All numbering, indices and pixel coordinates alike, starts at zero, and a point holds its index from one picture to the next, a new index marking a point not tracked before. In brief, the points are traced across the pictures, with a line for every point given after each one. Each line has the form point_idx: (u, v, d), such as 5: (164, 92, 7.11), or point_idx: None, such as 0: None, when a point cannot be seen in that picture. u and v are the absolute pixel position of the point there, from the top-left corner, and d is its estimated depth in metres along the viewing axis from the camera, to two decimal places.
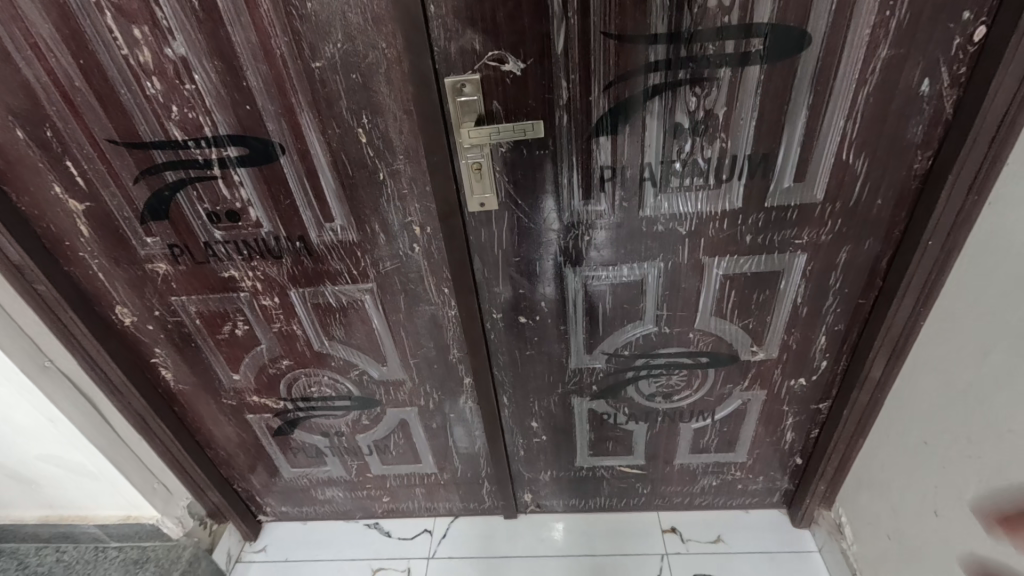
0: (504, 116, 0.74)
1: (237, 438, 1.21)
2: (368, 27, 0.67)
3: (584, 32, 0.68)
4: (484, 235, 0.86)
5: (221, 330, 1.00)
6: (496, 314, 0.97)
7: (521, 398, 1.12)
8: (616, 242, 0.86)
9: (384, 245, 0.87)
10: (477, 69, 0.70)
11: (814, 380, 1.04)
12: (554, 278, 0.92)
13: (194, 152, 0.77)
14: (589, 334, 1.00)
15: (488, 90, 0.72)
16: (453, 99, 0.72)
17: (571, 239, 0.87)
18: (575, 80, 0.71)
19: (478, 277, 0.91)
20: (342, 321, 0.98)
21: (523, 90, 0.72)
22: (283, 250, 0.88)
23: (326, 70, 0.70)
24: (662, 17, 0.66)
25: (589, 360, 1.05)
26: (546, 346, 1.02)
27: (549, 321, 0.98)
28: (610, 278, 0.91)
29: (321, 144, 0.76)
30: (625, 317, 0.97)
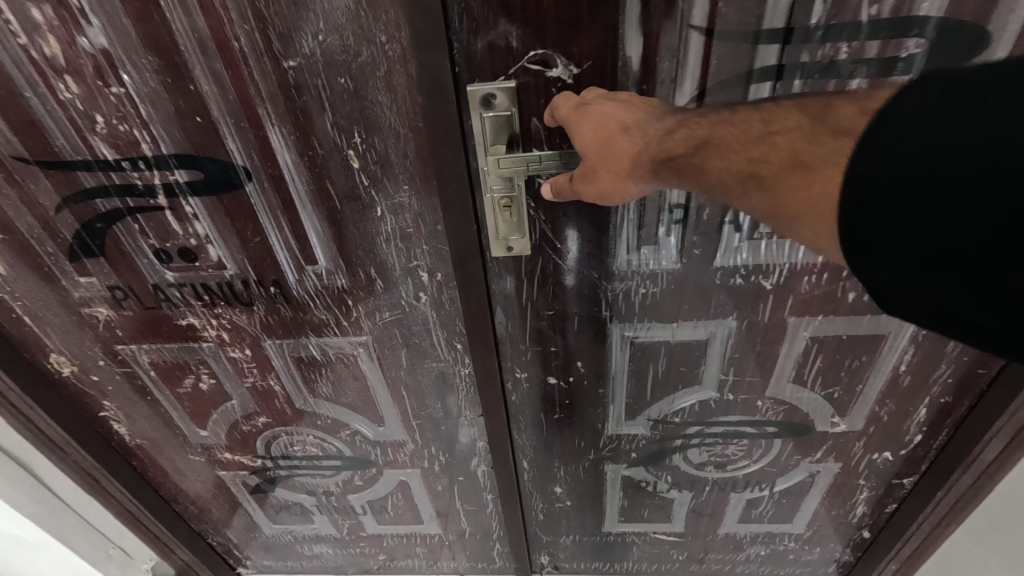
0: (545, 137, 0.56)
1: (208, 494, 1.04)
2: (360, 10, 0.47)
3: (664, 27, 0.49)
4: (509, 284, 0.67)
5: (181, 383, 0.82)
6: (519, 375, 0.78)
7: (544, 462, 0.93)
8: (679, 296, 0.68)
9: (381, 293, 0.68)
10: (513, 76, 0.51)
11: (901, 454, 0.86)
12: (596, 334, 0.73)
13: (130, 175, 0.58)
14: (631, 396, 0.82)
15: (526, 103, 0.53)
16: (477, 116, 0.53)
17: (621, 291, 0.68)
18: (648, 91, 0.53)
19: (500, 333, 0.73)
20: (329, 377, 0.79)
21: (574, 104, 0.54)
22: (254, 296, 0.69)
23: (302, 70, 0.50)
24: (781, 9, 0.48)
25: (631, 426, 0.87)
26: (579, 410, 0.84)
27: (584, 383, 0.80)
28: (667, 338, 0.73)
29: (299, 169, 0.57)
30: (679, 380, 0.79)
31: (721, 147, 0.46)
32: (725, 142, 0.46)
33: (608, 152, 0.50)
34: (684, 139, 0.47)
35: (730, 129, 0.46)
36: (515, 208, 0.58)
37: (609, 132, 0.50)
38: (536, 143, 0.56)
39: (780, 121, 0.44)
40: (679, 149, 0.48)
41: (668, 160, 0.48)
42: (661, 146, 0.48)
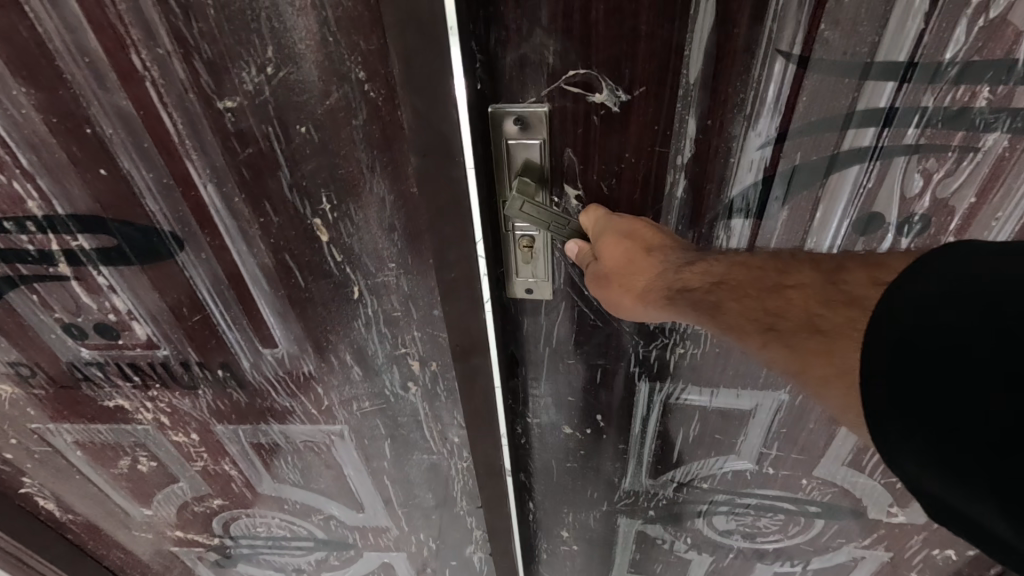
0: (580, 173, 0.44)
1: (157, 569, 0.89)
2: (329, 35, 0.32)
3: (744, 48, 0.37)
4: (522, 326, 0.55)
5: (116, 464, 0.67)
6: (525, 422, 0.65)
7: (550, 505, 0.79)
8: (723, 358, 0.56)
9: (359, 382, 0.53)
10: (543, 97, 0.40)
11: (968, 555, 0.74)
12: (620, 391, 0.61)
13: (19, 239, 0.43)
14: (655, 456, 0.69)
15: (559, 131, 0.42)
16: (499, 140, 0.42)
17: (656, 349, 0.56)
18: (722, 129, 0.40)
19: (509, 380, 0.60)
20: (297, 464, 0.65)
21: (621, 137, 0.42)
22: (198, 379, 0.54)
23: (245, 114, 0.35)
24: (909, 39, 0.36)
25: (652, 485, 0.73)
26: (592, 462, 0.71)
27: (599, 439, 0.67)
28: (703, 403, 0.61)
29: (247, 239, 0.42)
30: (712, 448, 0.67)
31: (739, 287, 0.37)
32: (738, 280, 0.37)
33: (630, 267, 0.42)
34: (701, 272, 0.39)
35: (744, 267, 0.38)
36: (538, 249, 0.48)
37: (633, 249, 0.42)
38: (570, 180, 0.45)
39: (795, 273, 0.35)
40: (694, 283, 0.39)
41: (683, 289, 0.40)
42: (676, 276, 0.40)
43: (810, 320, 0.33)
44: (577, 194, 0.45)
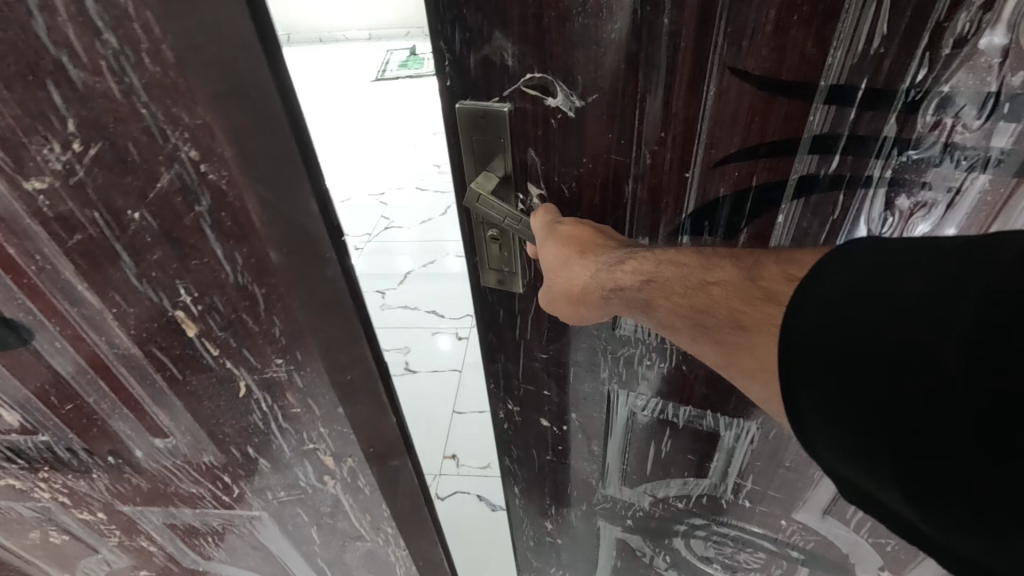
0: (543, 171, 0.51)
1: None
2: (139, 103, 0.29)
3: (695, 65, 0.41)
4: (501, 316, 0.66)
5: (27, 535, 0.60)
6: (511, 407, 0.77)
7: (534, 494, 0.91)
8: (692, 379, 0.64)
9: (271, 474, 0.48)
10: (507, 97, 0.47)
11: None
12: (596, 395, 0.71)
13: None
14: (631, 465, 0.79)
15: (522, 130, 0.49)
16: (468, 135, 0.50)
17: (625, 358, 0.65)
18: (676, 139, 0.45)
19: (494, 364, 0.73)
20: (222, 544, 0.58)
21: (578, 140, 0.48)
22: (89, 463, 0.47)
23: (61, 198, 0.30)
24: (859, 64, 0.39)
25: (630, 494, 0.83)
26: (571, 459, 0.82)
27: (577, 435, 0.78)
28: (672, 419, 0.70)
29: (98, 330, 0.36)
30: (686, 467, 0.76)
31: (664, 286, 0.43)
32: (667, 279, 0.43)
33: (566, 270, 0.49)
34: (631, 271, 0.45)
35: (672, 269, 0.43)
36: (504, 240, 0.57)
37: (573, 251, 0.49)
38: (532, 174, 0.52)
39: (717, 271, 0.41)
40: (624, 280, 0.45)
41: (616, 289, 0.46)
42: (608, 275, 0.46)
43: (734, 314, 0.39)
44: (539, 193, 0.53)
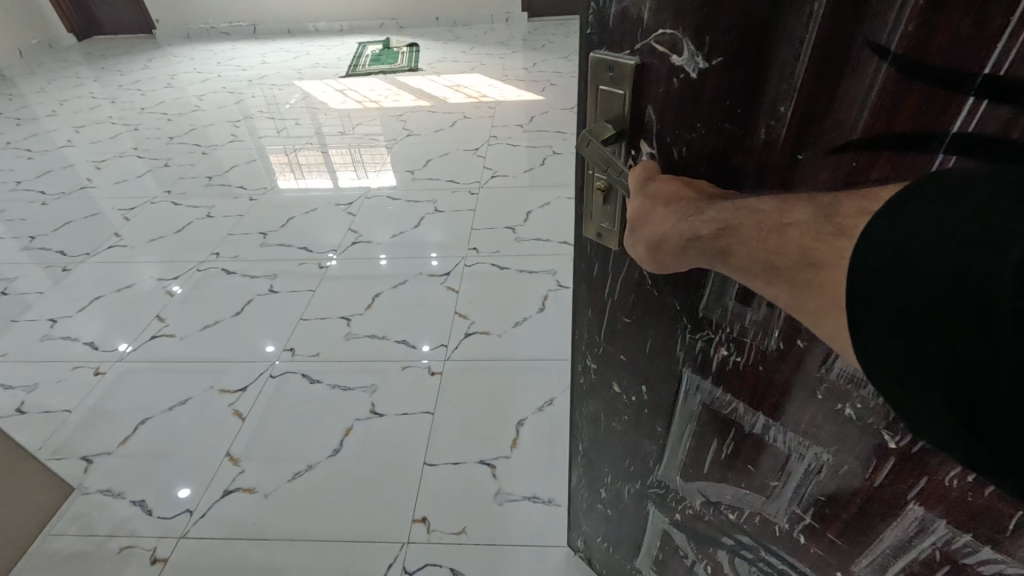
0: (656, 127, 0.58)
1: None
2: None
3: (842, 38, 0.43)
4: (596, 271, 0.81)
5: None
6: (591, 362, 0.95)
7: (595, 457, 1.10)
8: (764, 376, 0.68)
9: None
10: (637, 51, 0.55)
11: None
12: (671, 376, 0.82)
13: None
14: (689, 458, 0.89)
15: (646, 83, 0.57)
16: (597, 83, 0.60)
17: (701, 342, 0.73)
18: (789, 116, 0.48)
19: (581, 316, 0.90)
20: None
21: (697, 105, 0.54)
22: None
23: None
24: (999, 44, 0.36)
25: (682, 486, 0.94)
26: (636, 433, 0.97)
27: (645, 411, 0.91)
28: (739, 416, 0.76)
29: None
30: (742, 476, 0.81)
31: (742, 231, 0.46)
32: (741, 227, 0.46)
33: (649, 220, 0.55)
34: (711, 218, 0.49)
35: (748, 214, 0.46)
36: (606, 193, 0.67)
37: (655, 205, 0.55)
38: (646, 131, 0.59)
39: (793, 214, 0.44)
40: (703, 229, 0.49)
41: (693, 238, 0.50)
42: (688, 224, 0.51)
43: (808, 254, 0.42)
44: (650, 151, 0.60)
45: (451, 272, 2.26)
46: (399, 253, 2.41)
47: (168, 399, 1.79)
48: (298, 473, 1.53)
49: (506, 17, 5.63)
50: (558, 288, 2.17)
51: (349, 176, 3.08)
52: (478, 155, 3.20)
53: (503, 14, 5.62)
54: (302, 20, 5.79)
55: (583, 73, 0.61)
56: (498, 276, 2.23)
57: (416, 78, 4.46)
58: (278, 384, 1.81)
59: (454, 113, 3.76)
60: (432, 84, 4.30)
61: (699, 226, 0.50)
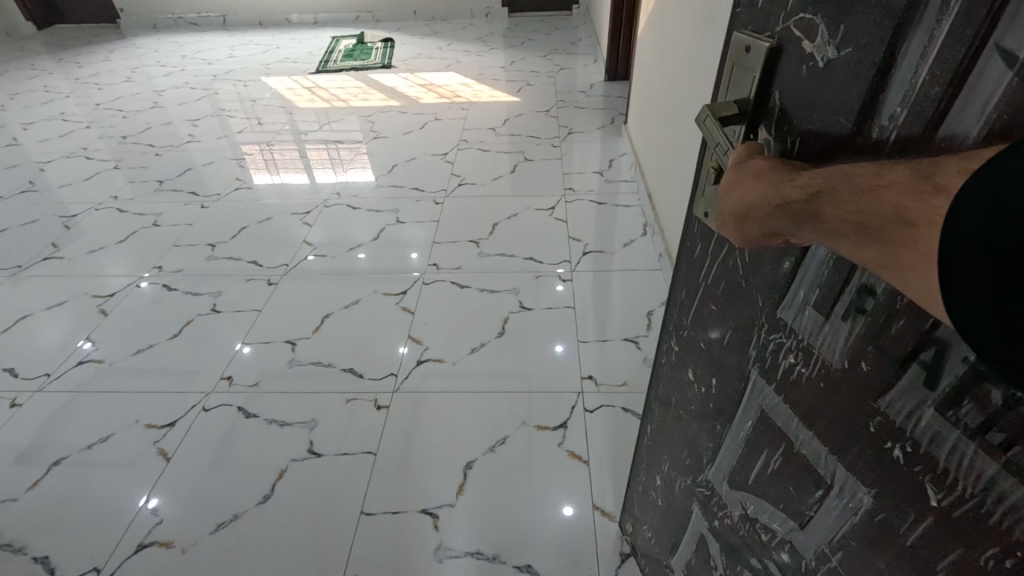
0: (779, 115, 0.50)
1: None
2: None
3: (973, 30, 0.32)
4: (698, 252, 0.74)
5: None
6: (675, 343, 0.88)
7: (659, 443, 1.03)
8: (823, 397, 0.53)
9: None
10: (777, 35, 0.49)
11: None
12: (738, 373, 0.69)
13: None
14: (738, 464, 0.74)
15: (778, 68, 0.49)
16: (738, 62, 0.54)
17: (773, 345, 0.59)
18: (900, 122, 0.37)
19: (675, 293, 0.85)
20: None
21: (818, 93, 0.44)
22: None
23: None
24: None
25: (726, 492, 0.80)
26: (698, 427, 0.85)
27: (709, 406, 0.80)
28: (788, 426, 0.60)
29: None
30: (783, 498, 0.65)
31: (833, 193, 0.34)
32: (833, 187, 0.34)
33: (736, 188, 0.45)
34: (801, 184, 0.38)
35: (839, 170, 0.35)
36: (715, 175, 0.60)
37: (746, 172, 0.45)
38: (769, 118, 0.52)
39: (887, 172, 0.32)
40: (794, 196, 0.38)
41: (782, 207, 0.39)
42: (776, 192, 0.40)
43: (898, 215, 0.30)
44: (768, 138, 0.52)
45: (407, 291, 2.16)
46: (383, 257, 2.36)
47: (87, 436, 1.68)
48: (222, 525, 1.46)
49: (486, 12, 5.49)
50: (520, 309, 2.07)
51: (327, 174, 3.00)
52: (446, 160, 3.07)
53: (483, 8, 5.48)
54: (274, 11, 5.57)
55: (730, 49, 0.56)
56: (457, 295, 2.14)
57: (388, 76, 4.30)
58: (209, 419, 1.71)
59: (424, 114, 3.62)
60: (405, 82, 4.15)
61: (794, 190, 0.38)
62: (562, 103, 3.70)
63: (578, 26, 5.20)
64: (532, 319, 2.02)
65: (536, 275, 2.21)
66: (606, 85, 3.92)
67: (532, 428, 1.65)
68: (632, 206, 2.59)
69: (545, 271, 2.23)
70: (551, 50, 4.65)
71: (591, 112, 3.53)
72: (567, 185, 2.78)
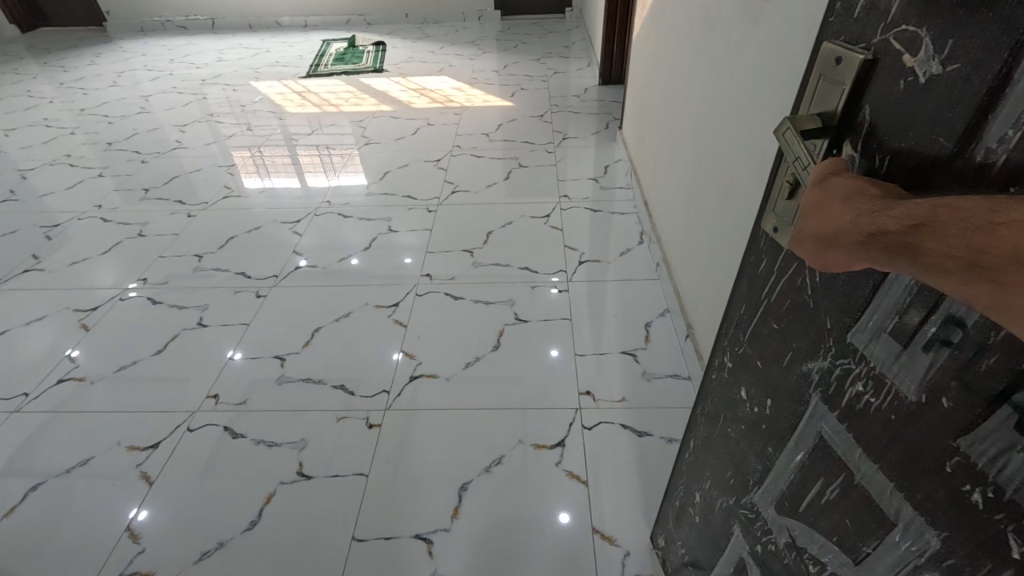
0: (868, 130, 0.47)
1: None
2: None
3: None
4: (762, 269, 0.69)
5: None
6: (729, 359, 0.83)
7: (703, 459, 0.98)
8: (894, 430, 0.48)
9: None
10: (872, 47, 0.45)
11: None
12: (798, 397, 0.64)
13: None
14: (789, 489, 0.68)
15: (869, 81, 0.46)
16: (824, 74, 0.51)
17: (839, 370, 0.55)
18: (1011, 148, 0.34)
19: (731, 309, 0.80)
20: None
21: (914, 111, 0.41)
22: None
23: None
24: None
25: (773, 518, 0.74)
26: (747, 446, 0.80)
27: (760, 428, 0.75)
28: (850, 456, 0.55)
29: None
30: (835, 530, 0.59)
31: (942, 225, 0.32)
32: (942, 220, 0.32)
33: (823, 210, 0.43)
34: (902, 213, 0.36)
35: (952, 205, 0.33)
36: (791, 189, 0.57)
37: (833, 194, 0.43)
38: (855, 132, 0.48)
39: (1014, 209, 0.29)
40: (892, 225, 0.36)
41: (877, 235, 0.37)
42: (872, 219, 0.38)
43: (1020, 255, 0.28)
44: (852, 153, 0.49)
45: (400, 304, 2.10)
46: (375, 263, 2.33)
47: (67, 458, 1.61)
48: (206, 553, 1.38)
49: (478, 15, 5.45)
50: (516, 321, 2.02)
51: (318, 180, 2.94)
52: (439, 167, 3.02)
53: (476, 12, 5.45)
54: (263, 13, 5.50)
55: (817, 58, 0.53)
56: (449, 307, 2.09)
57: (380, 80, 4.25)
58: (194, 440, 1.64)
59: (416, 120, 3.57)
60: (397, 87, 4.10)
61: (895, 219, 0.36)
62: (556, 107, 3.66)
63: (572, 29, 5.17)
64: (528, 332, 1.97)
65: (532, 285, 2.17)
66: (600, 90, 3.89)
67: (530, 447, 1.59)
68: (629, 213, 2.55)
69: (540, 282, 2.18)
70: (544, 54, 4.61)
71: (586, 117, 3.49)
72: (562, 192, 2.74)
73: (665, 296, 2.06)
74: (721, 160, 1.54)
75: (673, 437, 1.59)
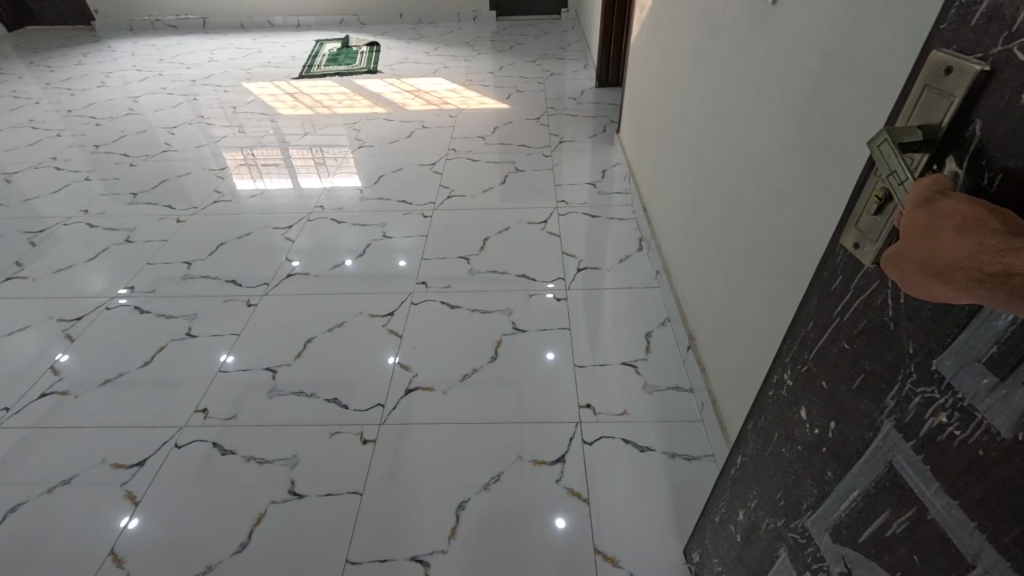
0: (979, 147, 0.43)
1: None
2: None
3: None
4: (837, 285, 0.62)
5: None
6: (789, 376, 0.76)
7: (749, 476, 0.93)
8: (981, 468, 0.45)
9: None
10: (991, 57, 0.41)
11: None
12: (868, 423, 0.59)
13: None
14: (848, 518, 0.65)
15: (984, 94, 0.42)
16: (927, 83, 0.47)
17: (917, 399, 0.51)
18: None
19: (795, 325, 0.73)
20: None
21: None
22: None
23: None
24: None
25: (828, 547, 0.70)
26: (802, 468, 0.75)
27: (820, 451, 0.69)
28: (924, 491, 0.52)
29: None
30: (902, 567, 0.56)
31: None
32: None
33: (932, 242, 0.40)
34: None
35: None
36: (880, 204, 0.53)
37: (943, 223, 0.40)
38: (962, 149, 0.44)
39: None
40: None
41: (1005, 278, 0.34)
42: (998, 259, 0.35)
43: None
44: (956, 170, 0.45)
45: (394, 313, 2.05)
46: (368, 268, 2.28)
47: (50, 476, 1.55)
48: None
49: (474, 16, 5.41)
50: (513, 330, 1.97)
51: (312, 183, 2.89)
52: (434, 170, 2.97)
53: (471, 13, 5.40)
54: (256, 12, 5.43)
55: (921, 65, 0.48)
56: (443, 315, 2.04)
57: (374, 81, 4.20)
58: (183, 457, 1.59)
59: (411, 122, 3.52)
60: (391, 88, 4.05)
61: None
62: (553, 110, 3.62)
63: (569, 29, 5.13)
64: (529, 340, 1.92)
65: (529, 293, 2.12)
66: (597, 91, 3.85)
67: (528, 462, 1.54)
68: (627, 218, 2.52)
69: (539, 289, 2.14)
70: (540, 55, 4.57)
71: (582, 119, 3.46)
72: (561, 197, 2.70)
73: (665, 304, 2.03)
74: (725, 169, 1.50)
75: (676, 452, 1.55)
